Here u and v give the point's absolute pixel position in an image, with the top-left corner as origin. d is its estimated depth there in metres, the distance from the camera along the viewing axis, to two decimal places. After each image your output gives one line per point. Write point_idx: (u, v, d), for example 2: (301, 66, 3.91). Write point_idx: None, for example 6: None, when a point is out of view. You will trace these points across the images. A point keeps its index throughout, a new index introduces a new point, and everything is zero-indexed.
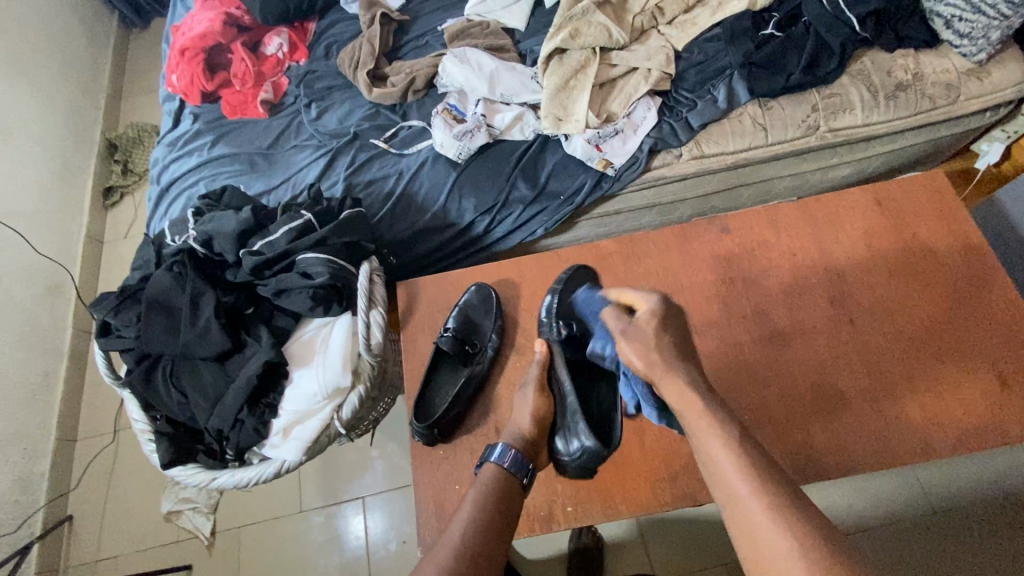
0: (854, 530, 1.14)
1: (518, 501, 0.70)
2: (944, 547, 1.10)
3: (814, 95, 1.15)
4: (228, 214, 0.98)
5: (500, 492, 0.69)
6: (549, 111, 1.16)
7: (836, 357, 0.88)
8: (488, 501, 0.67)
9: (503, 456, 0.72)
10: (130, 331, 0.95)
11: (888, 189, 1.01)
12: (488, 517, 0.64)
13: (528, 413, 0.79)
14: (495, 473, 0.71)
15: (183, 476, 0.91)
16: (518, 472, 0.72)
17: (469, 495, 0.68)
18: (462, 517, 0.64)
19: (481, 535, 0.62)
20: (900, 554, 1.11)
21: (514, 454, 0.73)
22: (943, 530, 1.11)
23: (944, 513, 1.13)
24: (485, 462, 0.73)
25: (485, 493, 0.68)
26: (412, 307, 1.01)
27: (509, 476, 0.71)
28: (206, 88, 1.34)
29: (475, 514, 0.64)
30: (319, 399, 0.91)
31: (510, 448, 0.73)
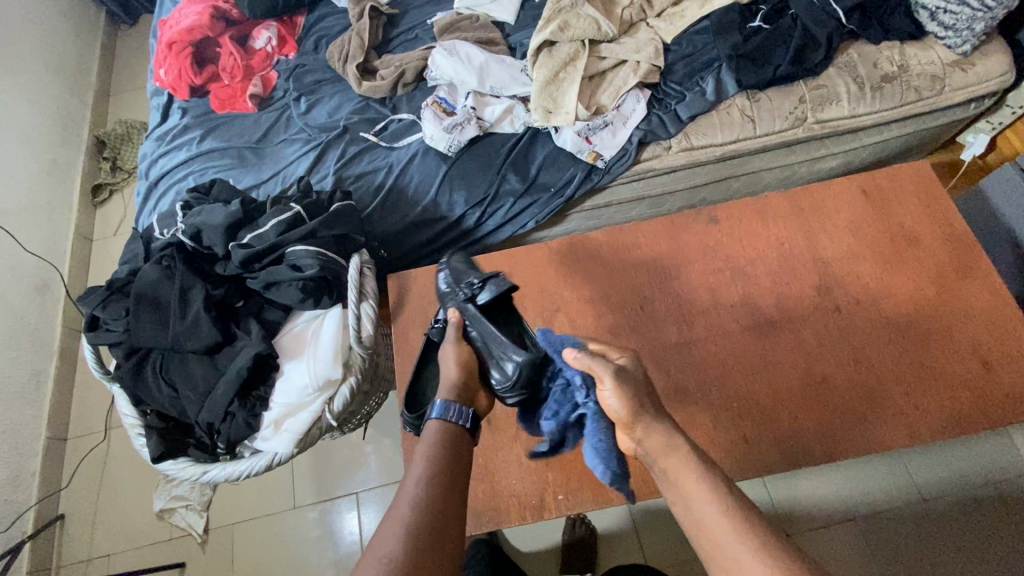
0: (845, 518, 1.15)
1: (467, 448, 0.68)
2: (929, 534, 1.12)
3: (801, 87, 1.16)
4: (217, 208, 0.97)
5: (450, 447, 0.66)
6: (539, 104, 1.16)
7: (822, 343, 0.90)
8: (441, 450, 0.65)
9: (445, 410, 0.70)
10: (118, 325, 0.94)
11: (875, 179, 1.02)
12: (444, 466, 0.63)
13: (452, 362, 0.77)
14: (441, 428, 0.69)
15: (174, 470, 0.91)
16: (459, 418, 0.70)
17: (419, 452, 0.65)
18: (416, 471, 0.62)
19: (439, 487, 0.60)
20: (891, 541, 1.12)
21: (456, 407, 0.71)
22: (933, 518, 1.13)
23: (933, 501, 1.14)
24: (428, 420, 0.71)
25: (437, 447, 0.66)
26: (403, 300, 1.01)
27: (454, 427, 0.69)
28: (194, 82, 1.33)
29: (430, 469, 0.62)
30: (311, 391, 0.91)
31: (449, 401, 0.71)
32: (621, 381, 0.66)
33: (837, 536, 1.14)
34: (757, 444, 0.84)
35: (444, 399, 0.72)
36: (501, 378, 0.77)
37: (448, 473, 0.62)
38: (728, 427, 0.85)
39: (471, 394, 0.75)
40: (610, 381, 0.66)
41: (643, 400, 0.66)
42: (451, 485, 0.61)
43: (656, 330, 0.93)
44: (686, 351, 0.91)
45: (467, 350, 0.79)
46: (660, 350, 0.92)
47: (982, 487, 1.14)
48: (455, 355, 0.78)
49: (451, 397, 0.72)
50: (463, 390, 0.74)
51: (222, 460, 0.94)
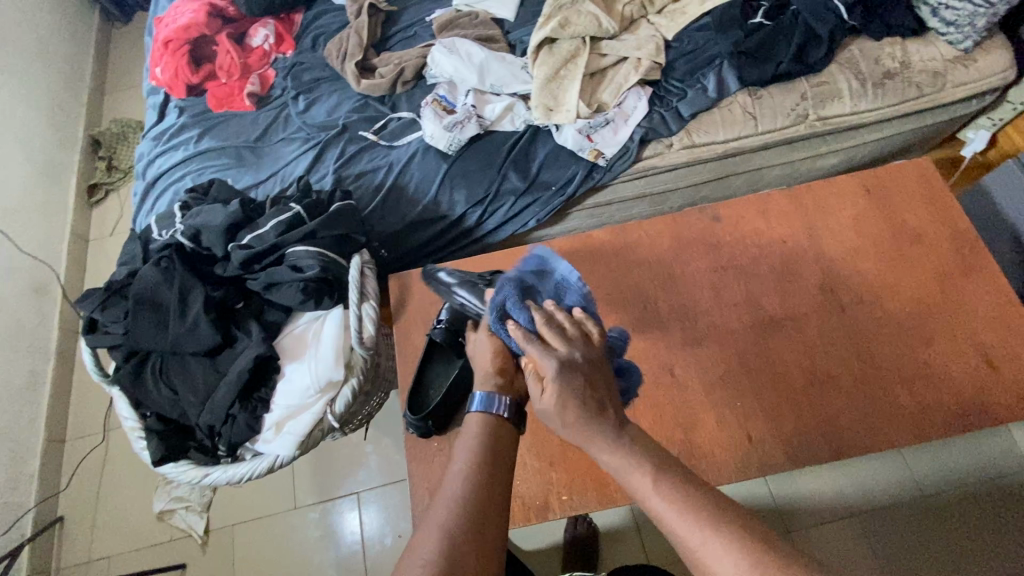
0: (845, 514, 1.15)
1: (511, 439, 0.65)
2: (931, 530, 1.12)
3: (803, 84, 1.15)
4: (216, 208, 0.96)
5: (493, 437, 0.64)
6: (540, 101, 1.15)
7: (826, 342, 0.89)
8: (484, 441, 0.63)
9: (487, 403, 0.66)
10: (117, 327, 0.93)
11: (877, 176, 1.01)
12: (483, 460, 0.60)
13: (487, 347, 0.73)
14: (481, 422, 0.65)
15: (175, 473, 0.90)
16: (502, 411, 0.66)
17: (461, 445, 0.63)
18: (456, 469, 0.60)
19: (478, 484, 0.58)
20: (892, 536, 1.12)
21: (501, 400, 0.66)
22: (934, 513, 1.13)
23: (933, 496, 1.15)
24: (469, 414, 0.67)
25: (480, 439, 0.63)
26: (404, 301, 1.00)
27: (495, 421, 0.65)
28: (191, 81, 1.31)
29: (469, 466, 0.59)
30: (312, 393, 0.91)
31: (494, 395, 0.67)
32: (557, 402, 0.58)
33: (838, 531, 1.14)
34: (761, 442, 0.84)
35: (485, 392, 0.67)
36: None
37: (491, 467, 0.60)
38: (732, 426, 0.85)
39: (511, 377, 0.70)
40: (549, 371, 0.59)
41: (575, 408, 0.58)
42: (494, 480, 0.59)
43: (659, 329, 0.93)
44: (690, 350, 0.91)
45: (499, 332, 0.74)
46: (664, 349, 0.91)
47: (983, 482, 1.14)
48: (489, 338, 0.73)
49: (491, 390, 0.67)
50: (502, 375, 0.70)
51: (223, 463, 0.93)
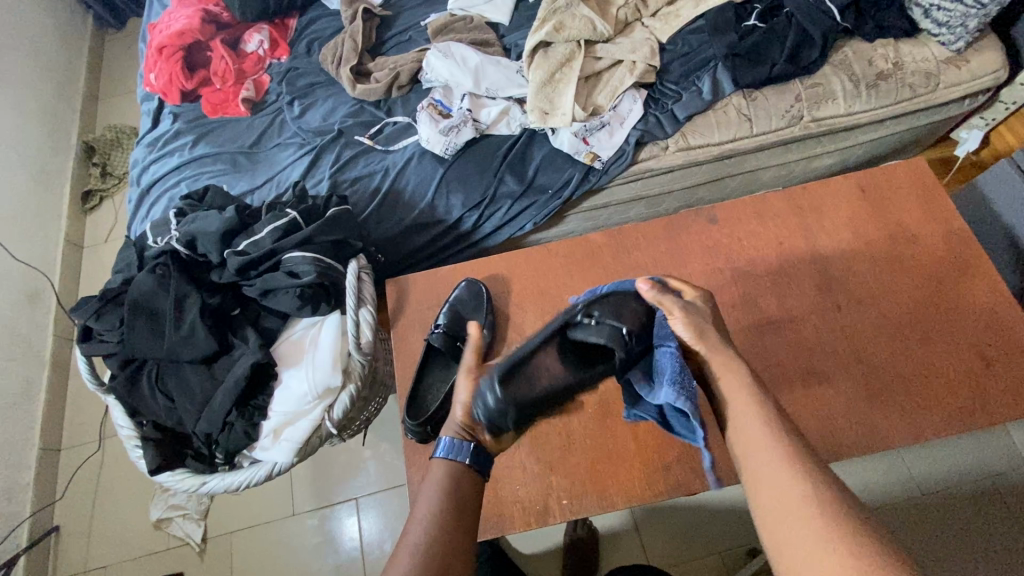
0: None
1: (476, 493, 0.63)
2: (931, 529, 1.12)
3: (797, 85, 1.16)
4: (211, 214, 0.96)
5: (458, 487, 0.62)
6: (536, 105, 1.15)
7: (823, 342, 0.90)
8: (445, 484, 0.62)
9: (449, 449, 0.64)
10: (112, 335, 0.92)
11: (873, 177, 1.02)
12: (444, 516, 0.59)
13: (460, 401, 0.67)
14: (446, 469, 0.64)
15: (172, 482, 0.90)
16: (464, 459, 0.64)
17: (421, 499, 0.61)
18: (415, 525, 0.58)
19: (438, 543, 0.56)
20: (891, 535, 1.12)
21: (460, 447, 0.64)
22: (934, 512, 1.13)
23: (933, 496, 1.15)
24: (433, 459, 0.65)
25: (440, 491, 0.61)
26: (401, 305, 1.00)
27: (459, 468, 0.64)
28: (185, 87, 1.31)
29: (430, 523, 0.58)
30: (309, 400, 0.90)
31: (455, 441, 0.65)
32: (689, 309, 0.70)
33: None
34: None
35: (448, 437, 0.65)
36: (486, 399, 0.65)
37: (452, 518, 0.59)
38: None
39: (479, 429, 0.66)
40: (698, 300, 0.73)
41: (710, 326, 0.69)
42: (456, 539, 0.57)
43: None
44: None
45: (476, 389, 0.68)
46: None
47: (983, 481, 1.15)
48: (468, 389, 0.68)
49: (455, 433, 0.65)
50: (468, 427, 0.66)
51: (220, 470, 0.93)
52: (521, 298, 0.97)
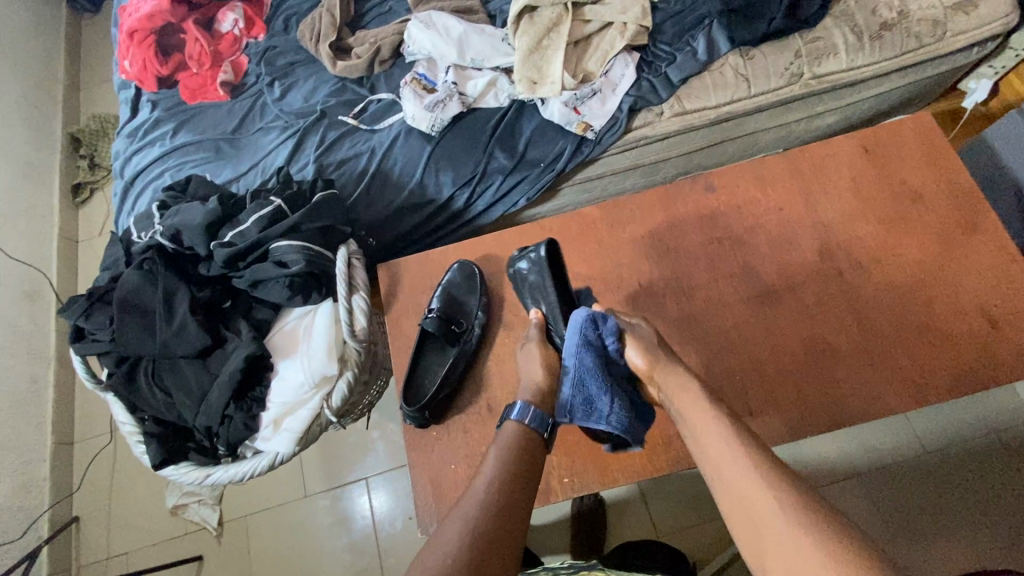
0: (850, 472, 1.15)
1: (541, 457, 0.70)
2: (936, 489, 1.12)
3: (796, 40, 1.12)
4: (195, 206, 0.93)
5: (524, 449, 0.68)
6: (523, 74, 1.11)
7: (825, 309, 0.87)
8: (511, 461, 0.65)
9: (523, 412, 0.72)
10: (104, 334, 0.91)
11: (876, 136, 0.98)
12: (511, 475, 0.63)
13: (538, 364, 0.80)
14: (518, 428, 0.71)
15: (176, 476, 0.91)
16: (540, 427, 0.72)
17: (492, 453, 0.67)
18: (486, 471, 0.64)
19: (502, 493, 0.61)
20: (894, 493, 1.13)
21: (534, 411, 0.73)
22: (938, 472, 1.13)
23: (938, 451, 1.15)
24: (506, 421, 0.73)
25: (509, 451, 0.67)
26: (395, 290, 0.98)
27: (531, 431, 0.71)
28: (160, 73, 1.26)
29: (499, 473, 0.63)
30: (307, 389, 0.90)
31: (529, 405, 0.73)
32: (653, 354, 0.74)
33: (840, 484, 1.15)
34: (761, 416, 0.83)
35: (524, 402, 0.73)
36: (435, 304, 0.92)
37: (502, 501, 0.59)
38: (732, 400, 0.84)
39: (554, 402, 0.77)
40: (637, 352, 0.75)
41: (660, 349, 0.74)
42: (515, 495, 0.61)
43: (655, 305, 0.91)
44: (687, 326, 0.89)
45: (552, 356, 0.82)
46: (658, 322, 0.90)
47: (990, 438, 1.14)
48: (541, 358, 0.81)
49: (530, 398, 0.74)
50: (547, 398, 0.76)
51: (224, 462, 0.93)
52: None
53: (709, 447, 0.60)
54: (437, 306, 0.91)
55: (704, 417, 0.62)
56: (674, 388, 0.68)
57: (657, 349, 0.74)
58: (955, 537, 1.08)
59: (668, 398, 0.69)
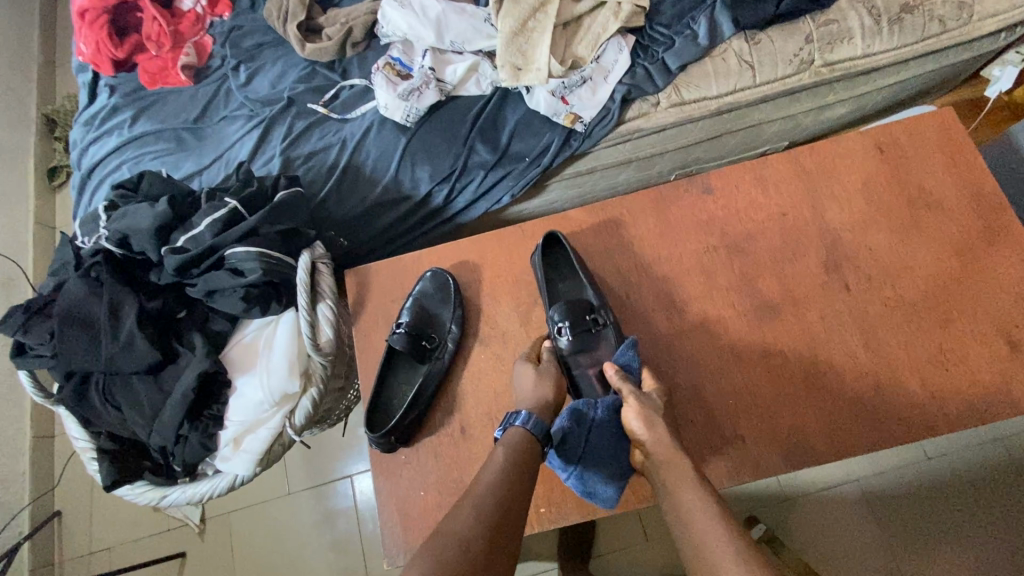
0: (847, 488, 1.16)
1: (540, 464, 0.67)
2: (941, 511, 1.13)
3: (807, 24, 1.02)
4: (142, 208, 0.85)
5: (527, 452, 0.66)
6: (506, 60, 1.01)
7: (828, 327, 0.80)
8: (512, 466, 0.64)
9: (528, 419, 0.69)
10: (45, 349, 0.83)
11: (892, 133, 0.89)
12: (510, 482, 0.61)
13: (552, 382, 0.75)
14: (521, 435, 0.68)
15: (133, 496, 0.86)
16: (541, 435, 0.68)
17: (495, 457, 0.65)
18: (487, 476, 0.62)
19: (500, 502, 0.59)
20: (888, 506, 1.14)
21: (538, 419, 0.69)
22: (944, 494, 1.13)
23: (934, 467, 1.16)
24: (510, 426, 0.69)
25: (510, 454, 0.65)
26: (363, 299, 0.91)
27: (532, 438, 0.68)
28: (116, 55, 1.17)
29: (499, 478, 0.61)
30: (267, 407, 0.84)
31: (534, 414, 0.70)
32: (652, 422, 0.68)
33: (836, 496, 1.16)
34: (756, 445, 0.77)
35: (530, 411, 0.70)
36: (406, 316, 0.85)
37: (512, 489, 0.60)
38: (724, 426, 0.78)
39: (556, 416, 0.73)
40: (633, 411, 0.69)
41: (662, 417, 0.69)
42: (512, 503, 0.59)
43: (644, 320, 0.84)
44: (678, 343, 0.82)
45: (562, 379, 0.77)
46: (646, 339, 0.83)
47: (996, 460, 1.14)
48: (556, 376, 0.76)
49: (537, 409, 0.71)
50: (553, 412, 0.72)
51: (183, 481, 0.88)
52: (494, 288, 0.89)
53: (705, 537, 0.57)
54: (408, 319, 0.84)
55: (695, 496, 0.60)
56: (673, 482, 0.63)
57: (656, 418, 0.68)
58: (947, 550, 1.10)
59: (662, 487, 0.64)
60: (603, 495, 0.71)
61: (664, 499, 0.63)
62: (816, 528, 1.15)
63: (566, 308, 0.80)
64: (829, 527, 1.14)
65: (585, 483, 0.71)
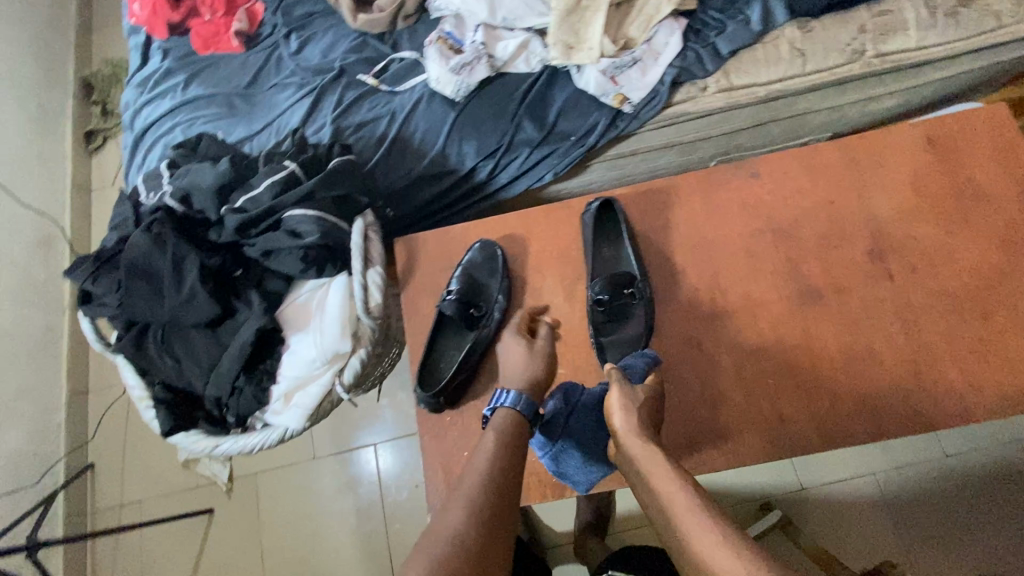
0: (861, 480, 1.19)
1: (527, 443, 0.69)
2: (955, 506, 1.15)
3: (862, 14, 1.03)
4: (205, 167, 0.88)
5: (517, 433, 0.68)
6: (558, 38, 1.02)
7: (869, 312, 0.82)
8: (504, 448, 0.65)
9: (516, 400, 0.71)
10: (112, 299, 0.88)
11: (944, 126, 0.89)
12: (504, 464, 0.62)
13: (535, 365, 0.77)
14: (509, 416, 0.70)
15: (186, 443, 0.90)
16: (528, 413, 0.71)
17: (484, 441, 0.66)
18: (480, 458, 0.63)
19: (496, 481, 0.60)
20: (906, 500, 1.17)
21: (526, 399, 0.72)
22: (959, 490, 1.16)
23: (950, 463, 1.18)
24: (500, 408, 0.71)
25: (499, 438, 0.66)
26: (412, 267, 0.93)
27: (518, 417, 0.70)
28: (172, 19, 1.19)
29: (490, 460, 0.62)
30: (318, 364, 0.87)
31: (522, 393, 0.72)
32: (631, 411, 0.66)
33: (854, 487, 1.19)
34: (792, 423, 0.79)
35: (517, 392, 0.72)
36: (455, 286, 0.87)
37: (507, 472, 0.61)
38: (763, 406, 0.80)
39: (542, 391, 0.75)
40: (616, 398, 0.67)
41: (643, 410, 0.67)
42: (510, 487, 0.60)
43: (688, 299, 0.85)
44: (721, 322, 0.84)
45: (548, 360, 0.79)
46: (688, 318, 0.85)
47: (1016, 458, 1.16)
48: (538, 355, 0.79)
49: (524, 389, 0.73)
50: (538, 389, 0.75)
51: (234, 433, 0.92)
52: (540, 262, 0.91)
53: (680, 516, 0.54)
54: (455, 290, 0.86)
55: (670, 483, 0.57)
56: (648, 470, 0.60)
57: (635, 410, 0.66)
58: (960, 542, 1.13)
59: (637, 469, 0.61)
60: (574, 477, 0.78)
61: (643, 485, 0.60)
62: (831, 517, 1.18)
63: (607, 281, 0.84)
64: (846, 516, 1.18)
65: (558, 464, 0.76)
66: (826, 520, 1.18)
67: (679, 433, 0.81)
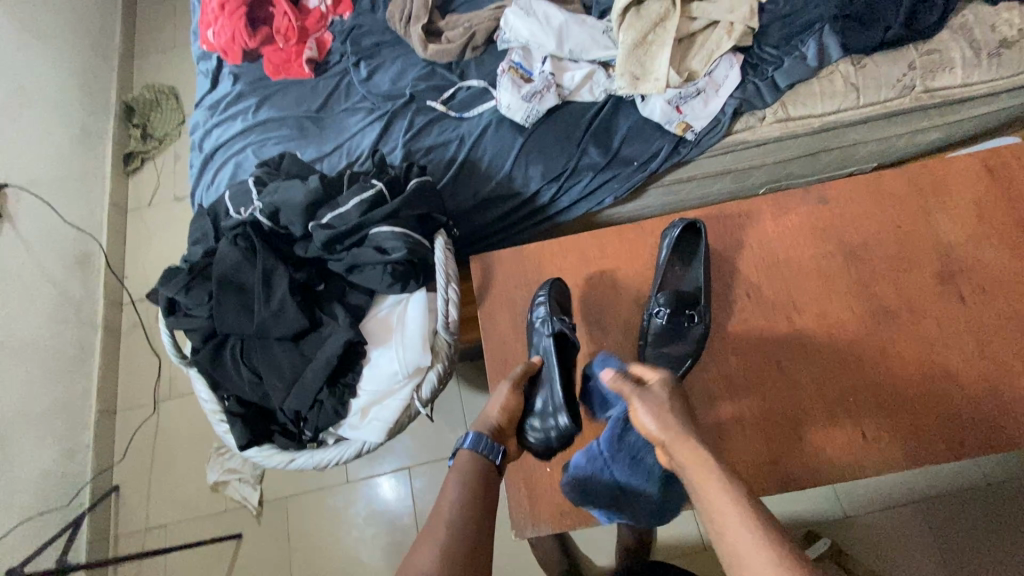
0: (907, 505, 1.17)
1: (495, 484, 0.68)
2: (1006, 531, 1.13)
3: (911, 51, 1.08)
4: (295, 184, 0.90)
5: (480, 478, 0.67)
6: (626, 70, 1.07)
7: (943, 333, 0.84)
8: (468, 495, 0.64)
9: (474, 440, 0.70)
10: (201, 311, 0.90)
11: (1002, 156, 0.93)
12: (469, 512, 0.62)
13: (498, 404, 0.76)
14: (470, 456, 0.69)
15: (261, 458, 0.90)
16: (489, 452, 0.70)
17: (450, 484, 0.66)
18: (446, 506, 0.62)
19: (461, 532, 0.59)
20: (954, 524, 1.14)
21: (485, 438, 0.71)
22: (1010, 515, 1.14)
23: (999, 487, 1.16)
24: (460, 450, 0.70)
25: (465, 483, 0.65)
26: (488, 284, 0.95)
27: (482, 459, 0.69)
28: (248, 45, 1.24)
29: (454, 509, 0.62)
30: (399, 378, 0.88)
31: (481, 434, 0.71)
32: (663, 415, 0.66)
33: (900, 512, 1.16)
34: (876, 441, 0.80)
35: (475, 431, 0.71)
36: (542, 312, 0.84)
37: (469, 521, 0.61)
38: (846, 425, 0.81)
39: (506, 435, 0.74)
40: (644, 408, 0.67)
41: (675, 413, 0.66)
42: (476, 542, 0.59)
43: (765, 317, 0.88)
44: (799, 341, 0.86)
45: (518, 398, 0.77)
46: (763, 337, 0.87)
47: None
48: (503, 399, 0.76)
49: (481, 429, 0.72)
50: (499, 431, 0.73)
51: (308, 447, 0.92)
52: (614, 281, 0.93)
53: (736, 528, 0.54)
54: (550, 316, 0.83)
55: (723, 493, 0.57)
56: (702, 480, 0.60)
57: (669, 417, 0.65)
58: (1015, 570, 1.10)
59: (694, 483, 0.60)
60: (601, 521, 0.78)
61: (696, 498, 0.60)
62: (879, 543, 1.15)
63: (673, 296, 0.85)
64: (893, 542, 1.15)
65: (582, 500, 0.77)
66: (873, 547, 1.15)
67: (761, 450, 0.81)
